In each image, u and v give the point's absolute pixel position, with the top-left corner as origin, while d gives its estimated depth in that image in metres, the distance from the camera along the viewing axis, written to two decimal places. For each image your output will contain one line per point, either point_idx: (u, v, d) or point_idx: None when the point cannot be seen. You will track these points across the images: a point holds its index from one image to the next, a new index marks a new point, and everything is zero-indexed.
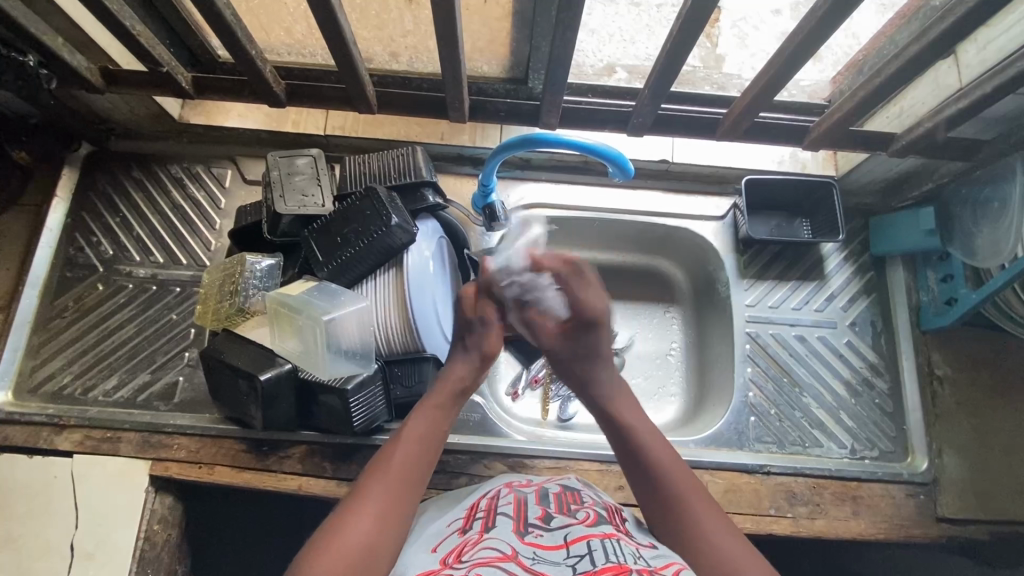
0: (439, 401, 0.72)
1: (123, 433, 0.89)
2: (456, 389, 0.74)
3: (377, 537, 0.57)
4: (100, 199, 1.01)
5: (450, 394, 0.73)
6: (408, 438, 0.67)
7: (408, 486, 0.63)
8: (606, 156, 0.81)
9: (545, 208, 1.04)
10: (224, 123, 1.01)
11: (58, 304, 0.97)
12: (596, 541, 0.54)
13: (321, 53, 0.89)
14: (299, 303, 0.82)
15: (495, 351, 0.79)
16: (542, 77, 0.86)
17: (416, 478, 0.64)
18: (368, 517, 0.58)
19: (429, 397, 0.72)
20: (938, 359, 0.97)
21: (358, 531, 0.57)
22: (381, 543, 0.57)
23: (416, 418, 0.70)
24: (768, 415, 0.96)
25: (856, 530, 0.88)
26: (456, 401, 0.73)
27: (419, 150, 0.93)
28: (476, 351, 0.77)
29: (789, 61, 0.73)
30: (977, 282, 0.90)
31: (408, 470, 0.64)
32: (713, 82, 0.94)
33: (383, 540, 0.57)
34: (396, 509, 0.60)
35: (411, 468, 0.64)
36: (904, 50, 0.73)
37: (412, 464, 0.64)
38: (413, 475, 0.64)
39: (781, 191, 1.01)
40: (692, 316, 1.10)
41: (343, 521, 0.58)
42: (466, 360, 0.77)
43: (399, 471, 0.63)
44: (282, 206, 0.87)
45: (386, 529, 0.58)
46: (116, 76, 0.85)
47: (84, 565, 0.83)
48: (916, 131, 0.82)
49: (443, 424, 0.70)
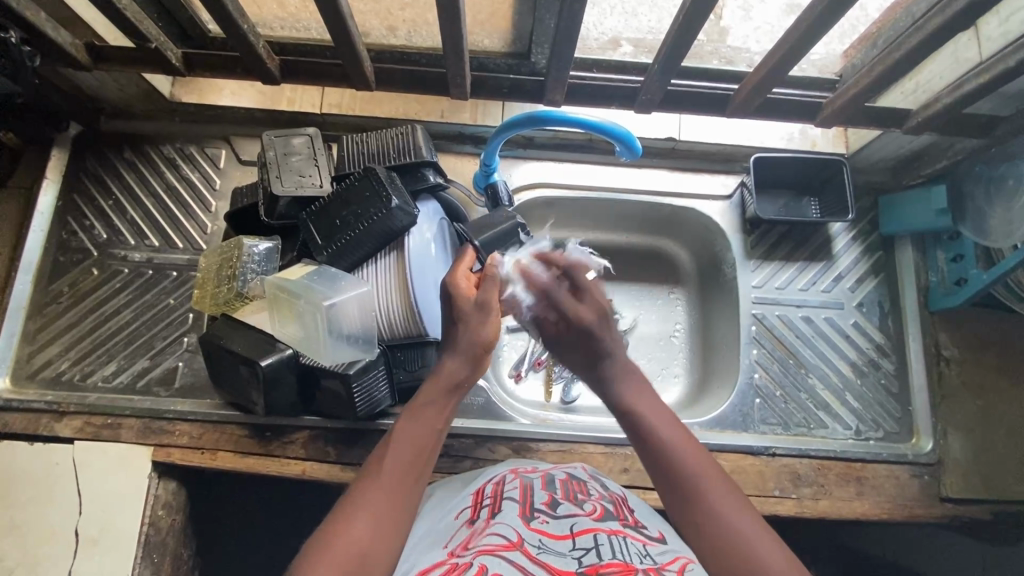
0: (432, 398, 0.65)
1: (124, 420, 0.88)
2: (451, 385, 0.66)
3: (370, 552, 0.53)
4: (92, 181, 0.99)
5: (445, 388, 0.66)
6: (402, 440, 0.61)
7: (404, 491, 0.58)
8: (613, 134, 0.79)
9: (549, 187, 1.02)
10: (217, 102, 0.99)
11: (52, 289, 0.95)
12: (604, 535, 0.54)
13: (316, 27, 0.85)
14: (300, 288, 0.80)
15: (492, 342, 0.69)
16: (545, 51, 0.83)
17: (415, 483, 0.59)
18: (362, 529, 0.54)
19: (418, 395, 0.66)
20: (946, 340, 0.96)
21: (349, 543, 0.53)
22: (378, 553, 0.54)
23: (408, 418, 0.64)
24: (773, 397, 0.95)
25: (860, 510, 0.89)
26: (453, 397, 0.66)
27: (420, 128, 0.90)
28: (472, 347, 0.68)
29: (807, 35, 0.69)
30: (989, 261, 0.89)
31: (402, 475, 0.59)
32: (721, 56, 0.91)
33: (377, 554, 0.54)
34: (389, 523, 0.56)
35: (406, 473, 0.59)
36: (927, 21, 0.70)
37: (407, 472, 0.59)
38: (409, 481, 0.59)
39: (791, 169, 0.98)
40: (696, 297, 1.09)
41: (332, 532, 0.54)
42: (458, 353, 0.68)
43: (396, 477, 0.59)
44: (278, 185, 0.85)
45: (382, 542, 0.54)
46: (105, 53, 0.82)
47: (88, 551, 0.83)
48: (933, 107, 0.80)
49: (438, 422, 0.64)
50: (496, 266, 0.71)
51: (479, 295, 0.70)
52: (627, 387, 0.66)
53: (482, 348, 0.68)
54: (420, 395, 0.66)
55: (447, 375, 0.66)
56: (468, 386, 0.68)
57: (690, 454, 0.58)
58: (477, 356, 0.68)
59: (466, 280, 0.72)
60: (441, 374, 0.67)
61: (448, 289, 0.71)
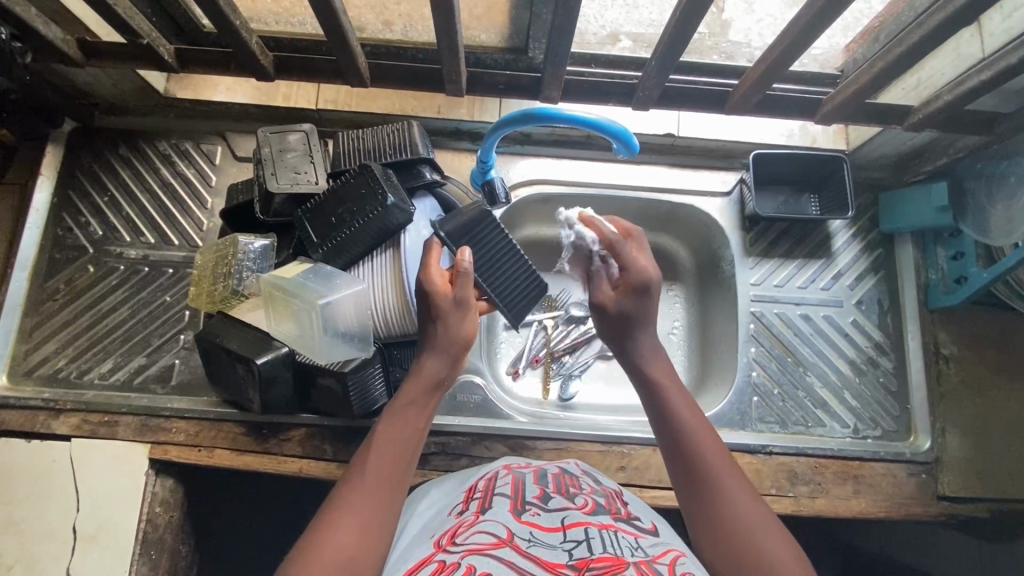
0: (414, 397, 0.66)
1: (120, 417, 0.88)
2: (431, 383, 0.68)
3: (360, 552, 0.53)
4: (87, 177, 0.98)
5: (426, 387, 0.67)
6: (384, 440, 0.62)
7: (387, 492, 0.59)
8: (609, 131, 0.78)
9: (547, 183, 1.01)
10: (212, 98, 0.99)
11: (48, 287, 0.95)
12: (595, 529, 0.54)
13: (309, 21, 0.84)
14: (295, 287, 0.80)
15: (470, 339, 0.71)
16: (542, 46, 0.82)
17: (398, 483, 0.60)
18: (348, 530, 0.54)
19: (400, 394, 0.67)
20: (944, 338, 0.96)
21: (336, 545, 0.53)
22: (366, 555, 0.54)
23: (390, 419, 0.65)
24: (770, 395, 0.95)
25: (856, 508, 0.89)
26: (433, 396, 0.68)
27: (415, 124, 0.89)
28: (450, 343, 0.69)
29: (806, 31, 0.68)
30: (989, 260, 0.89)
31: (385, 476, 0.60)
32: (720, 51, 0.90)
33: (366, 554, 0.54)
34: (375, 526, 0.56)
35: (390, 474, 0.60)
36: (928, 18, 0.69)
37: (392, 471, 0.60)
38: (394, 482, 0.60)
39: (789, 166, 0.98)
40: (695, 294, 1.08)
41: (320, 533, 0.54)
42: (437, 351, 0.69)
43: (381, 479, 0.59)
44: (273, 183, 0.84)
45: (370, 541, 0.55)
46: (95, 47, 0.81)
47: (86, 548, 0.83)
48: (934, 104, 0.79)
49: (419, 422, 0.66)
50: (466, 260, 0.71)
51: (456, 291, 0.70)
52: (657, 374, 0.69)
53: (459, 344, 0.70)
54: (401, 396, 0.67)
55: (426, 374, 0.68)
56: (447, 385, 0.70)
57: (711, 448, 0.61)
58: (456, 354, 0.70)
59: (440, 275, 0.71)
60: (419, 373, 0.68)
61: (423, 285, 0.70)
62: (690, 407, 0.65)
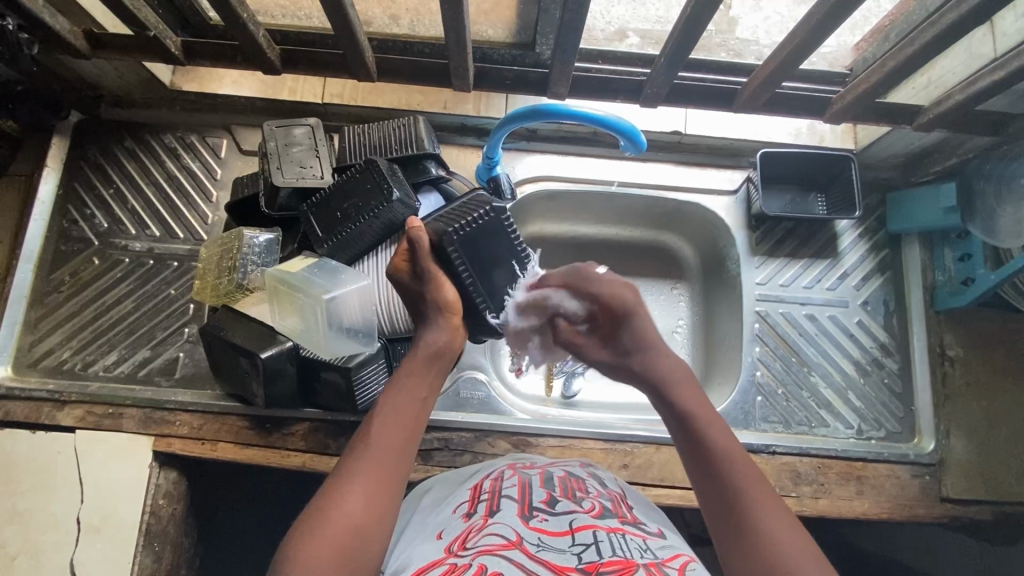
0: (415, 367, 0.64)
1: (124, 409, 0.88)
2: (433, 353, 0.66)
3: (365, 523, 0.53)
4: (92, 170, 0.98)
5: (428, 357, 0.65)
6: (387, 410, 0.61)
7: (392, 463, 0.58)
8: (617, 128, 0.78)
9: (553, 180, 1.01)
10: (216, 90, 0.98)
11: (54, 278, 0.95)
12: (603, 532, 0.54)
13: (318, 16, 0.85)
14: (300, 281, 0.79)
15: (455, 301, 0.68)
16: (551, 41, 0.80)
17: (402, 452, 0.59)
18: (354, 501, 0.54)
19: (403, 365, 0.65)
20: (950, 339, 0.95)
21: (340, 519, 0.53)
22: (371, 527, 0.54)
23: (393, 389, 0.63)
24: (775, 395, 0.95)
25: (859, 509, 0.88)
26: (434, 367, 0.65)
27: (422, 119, 0.89)
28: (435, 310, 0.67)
29: (818, 28, 0.68)
30: (996, 262, 0.87)
31: (390, 448, 0.59)
32: (729, 48, 0.89)
33: (370, 526, 0.54)
34: (379, 498, 0.55)
35: (394, 444, 0.59)
36: (940, 16, 0.68)
37: (397, 440, 0.59)
38: (398, 451, 0.59)
39: (797, 165, 0.97)
40: (699, 293, 1.08)
41: (325, 507, 0.54)
42: (432, 323, 0.67)
43: (384, 453, 0.58)
44: (280, 177, 0.85)
45: (375, 510, 0.54)
46: (101, 39, 0.81)
47: (89, 540, 0.82)
48: (946, 104, 0.78)
49: (422, 390, 0.64)
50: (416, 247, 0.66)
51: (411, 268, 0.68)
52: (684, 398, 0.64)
53: (448, 309, 0.67)
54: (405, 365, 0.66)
55: (427, 345, 0.66)
56: (451, 353, 0.68)
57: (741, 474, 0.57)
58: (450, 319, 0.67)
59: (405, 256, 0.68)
60: (421, 345, 0.66)
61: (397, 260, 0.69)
62: (724, 436, 0.61)
